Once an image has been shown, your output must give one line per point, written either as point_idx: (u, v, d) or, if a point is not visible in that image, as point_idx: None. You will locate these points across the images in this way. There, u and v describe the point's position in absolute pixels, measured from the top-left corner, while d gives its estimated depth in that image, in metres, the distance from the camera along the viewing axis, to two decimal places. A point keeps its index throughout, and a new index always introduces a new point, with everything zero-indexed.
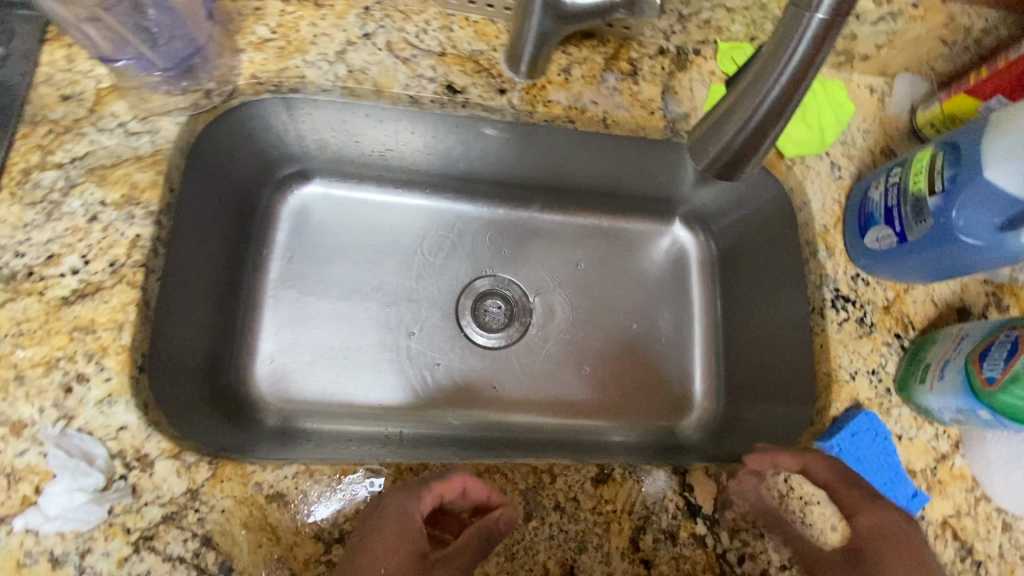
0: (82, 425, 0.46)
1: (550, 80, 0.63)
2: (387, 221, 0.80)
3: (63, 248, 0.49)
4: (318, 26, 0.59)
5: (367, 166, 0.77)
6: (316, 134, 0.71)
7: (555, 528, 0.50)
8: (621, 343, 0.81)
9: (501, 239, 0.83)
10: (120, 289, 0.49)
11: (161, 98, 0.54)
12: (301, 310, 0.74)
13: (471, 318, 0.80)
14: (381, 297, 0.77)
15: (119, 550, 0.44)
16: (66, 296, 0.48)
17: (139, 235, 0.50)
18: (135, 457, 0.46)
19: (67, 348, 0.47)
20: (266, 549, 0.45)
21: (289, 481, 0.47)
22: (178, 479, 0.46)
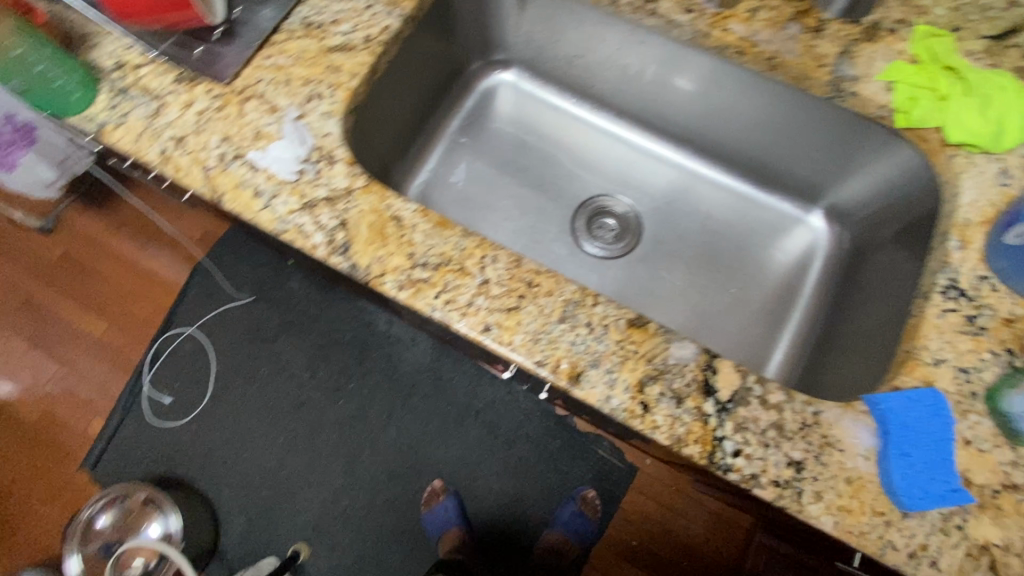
0: (307, 122, 0.66)
1: (736, 14, 0.70)
2: (555, 126, 0.95)
3: (344, 18, 0.71)
4: None
5: (557, 74, 0.93)
6: (527, 29, 0.87)
7: (579, 338, 0.57)
8: (710, 295, 0.86)
9: (639, 174, 0.94)
10: (365, 52, 0.69)
11: None
12: (462, 163, 0.93)
13: (584, 226, 0.91)
14: (525, 180, 0.93)
15: (292, 204, 0.63)
16: (334, 46, 0.69)
17: (390, 24, 0.70)
18: (327, 154, 0.64)
19: (319, 75, 0.68)
20: (375, 246, 0.61)
21: (409, 212, 0.62)
22: (344, 179, 0.64)
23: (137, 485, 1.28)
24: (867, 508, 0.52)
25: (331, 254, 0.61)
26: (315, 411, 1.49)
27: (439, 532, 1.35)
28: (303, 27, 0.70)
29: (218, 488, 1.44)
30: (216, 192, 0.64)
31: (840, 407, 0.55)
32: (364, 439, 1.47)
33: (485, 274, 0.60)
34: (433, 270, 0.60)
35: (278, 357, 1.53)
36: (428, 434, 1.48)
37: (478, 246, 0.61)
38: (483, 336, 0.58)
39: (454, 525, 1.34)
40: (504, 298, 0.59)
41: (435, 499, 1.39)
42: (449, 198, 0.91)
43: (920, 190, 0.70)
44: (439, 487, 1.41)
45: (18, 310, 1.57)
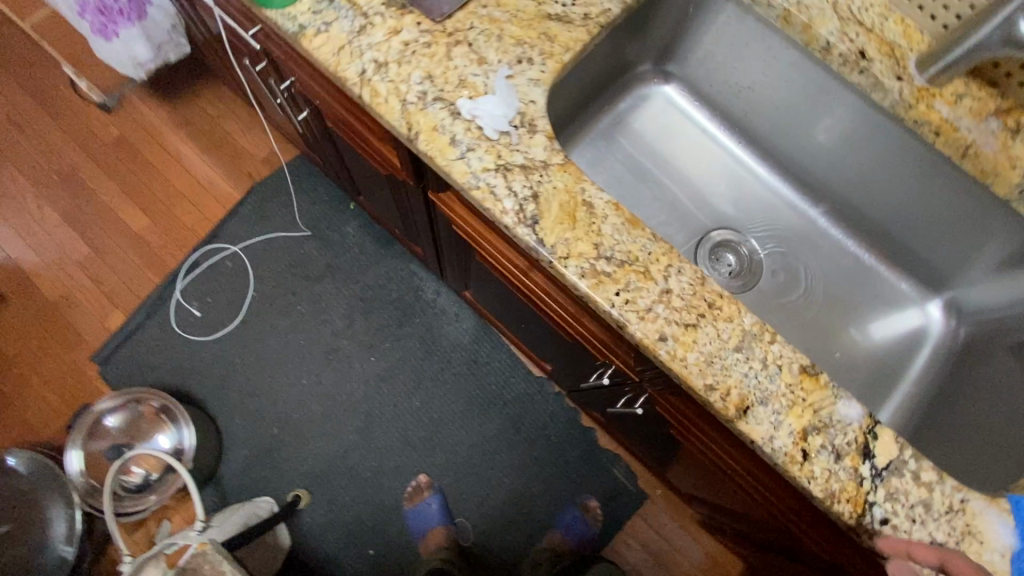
0: (514, 84, 0.64)
1: (941, 93, 0.71)
2: (698, 149, 0.95)
3: None
4: None
5: (717, 99, 0.92)
6: (709, 47, 0.86)
7: (751, 372, 0.57)
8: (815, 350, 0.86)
9: (766, 214, 0.94)
10: (582, 28, 0.67)
11: None
12: (599, 157, 0.91)
13: (706, 253, 0.91)
14: (658, 194, 0.92)
15: (487, 162, 0.60)
16: (552, 14, 0.67)
17: (611, 7, 0.68)
18: (529, 122, 0.62)
19: (533, 39, 0.66)
20: (563, 227, 0.59)
21: (602, 202, 0.61)
22: (543, 151, 0.62)
23: (157, 392, 1.19)
24: None
25: (518, 223, 0.59)
26: (343, 362, 1.45)
27: (423, 528, 1.33)
28: None
29: (228, 415, 1.39)
30: (410, 129, 0.61)
31: (987, 500, 0.55)
32: (386, 402, 1.43)
33: (669, 284, 0.59)
34: (618, 267, 0.59)
35: (318, 298, 1.48)
36: (451, 413, 1.44)
37: (666, 255, 0.60)
38: (659, 346, 0.57)
39: (441, 522, 1.33)
40: (683, 313, 0.58)
41: (419, 495, 1.35)
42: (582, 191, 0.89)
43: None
44: (425, 482, 1.38)
45: (58, 181, 1.49)
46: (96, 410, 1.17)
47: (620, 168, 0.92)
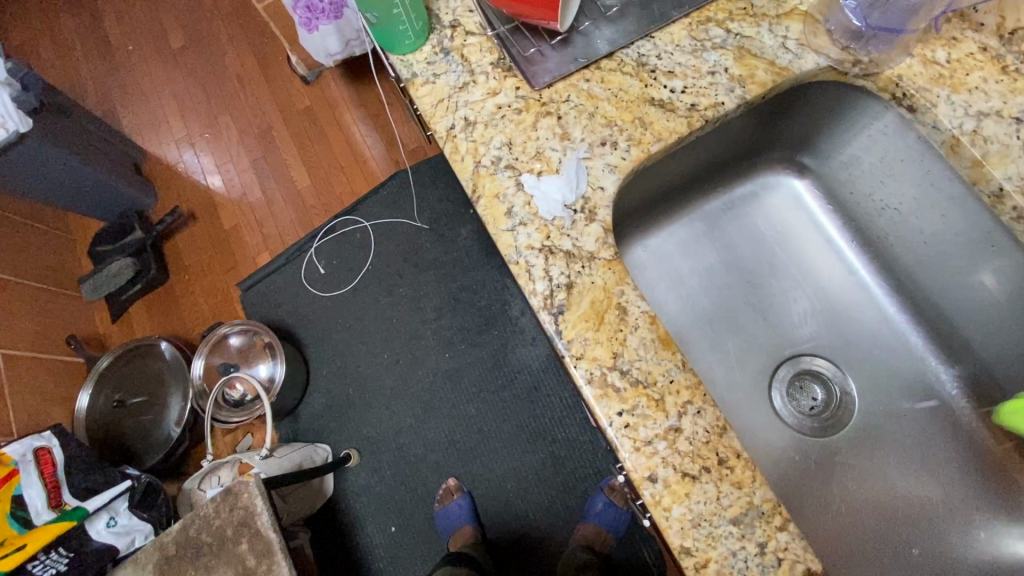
0: (589, 166, 0.62)
1: None
2: (814, 262, 0.82)
3: (680, 74, 0.64)
4: (986, 84, 0.61)
5: (854, 213, 0.79)
6: (860, 152, 0.72)
7: (742, 552, 0.50)
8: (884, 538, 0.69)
9: (876, 355, 0.78)
10: (682, 121, 0.62)
11: (823, 41, 0.63)
12: (692, 236, 0.83)
13: (785, 381, 0.79)
14: (748, 297, 0.82)
15: (535, 240, 0.60)
16: (654, 99, 0.64)
17: (723, 102, 0.62)
18: (590, 209, 0.61)
19: (626, 124, 0.63)
20: (587, 326, 0.57)
21: (638, 310, 0.57)
22: (595, 242, 0.60)
23: (266, 329, 1.40)
24: None
25: (544, 309, 0.59)
26: (421, 350, 1.56)
27: (449, 529, 1.35)
28: (634, 64, 0.65)
29: (318, 364, 1.59)
30: (475, 192, 0.63)
31: None
32: (446, 399, 1.51)
33: (680, 422, 0.54)
34: (630, 385, 0.55)
35: (417, 287, 1.60)
36: (500, 431, 1.47)
37: (688, 388, 0.55)
38: (645, 484, 0.52)
39: (468, 524, 1.34)
40: (685, 459, 0.53)
41: (448, 498, 1.40)
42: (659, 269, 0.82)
43: None
44: (454, 487, 1.42)
45: (257, 134, 1.80)
46: (222, 332, 1.41)
47: (711, 257, 0.83)
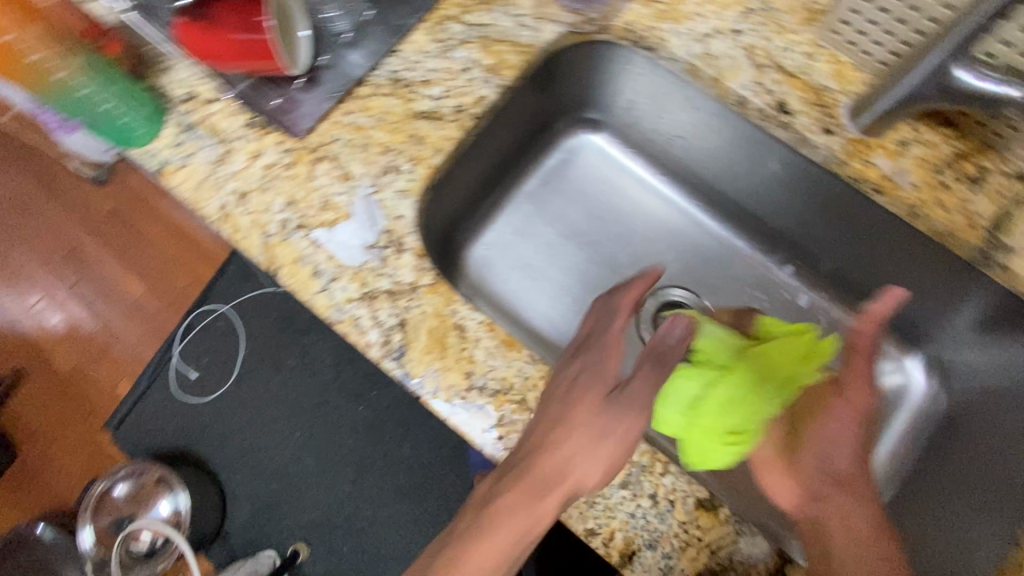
0: (380, 198, 0.60)
1: (883, 145, 0.60)
2: (636, 201, 0.86)
3: (437, 79, 0.64)
4: (700, 7, 0.65)
5: (652, 148, 0.84)
6: (634, 94, 0.76)
7: (641, 510, 0.52)
8: None
9: (717, 265, 0.84)
10: (454, 125, 0.62)
11: (555, 10, 0.66)
12: (522, 217, 0.84)
13: (650, 316, 0.82)
14: (593, 255, 0.84)
15: (351, 291, 0.57)
16: (420, 112, 0.63)
17: (486, 95, 0.63)
18: (397, 241, 0.59)
19: (402, 145, 0.62)
20: (432, 357, 0.56)
21: (475, 323, 0.57)
22: (411, 272, 0.58)
23: (153, 470, 1.30)
24: None
25: (384, 357, 0.56)
26: (333, 413, 1.47)
27: None
28: (390, 83, 0.64)
29: (230, 472, 1.45)
30: (272, 264, 0.59)
31: None
32: (376, 450, 1.45)
33: None
34: (491, 398, 0.55)
35: (304, 351, 1.51)
36: (441, 457, 1.44)
37: (544, 379, 0.55)
38: None
39: None
40: None
41: None
42: (503, 261, 0.83)
43: None
44: None
45: (64, 257, 1.58)
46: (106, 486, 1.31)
47: (546, 231, 0.84)
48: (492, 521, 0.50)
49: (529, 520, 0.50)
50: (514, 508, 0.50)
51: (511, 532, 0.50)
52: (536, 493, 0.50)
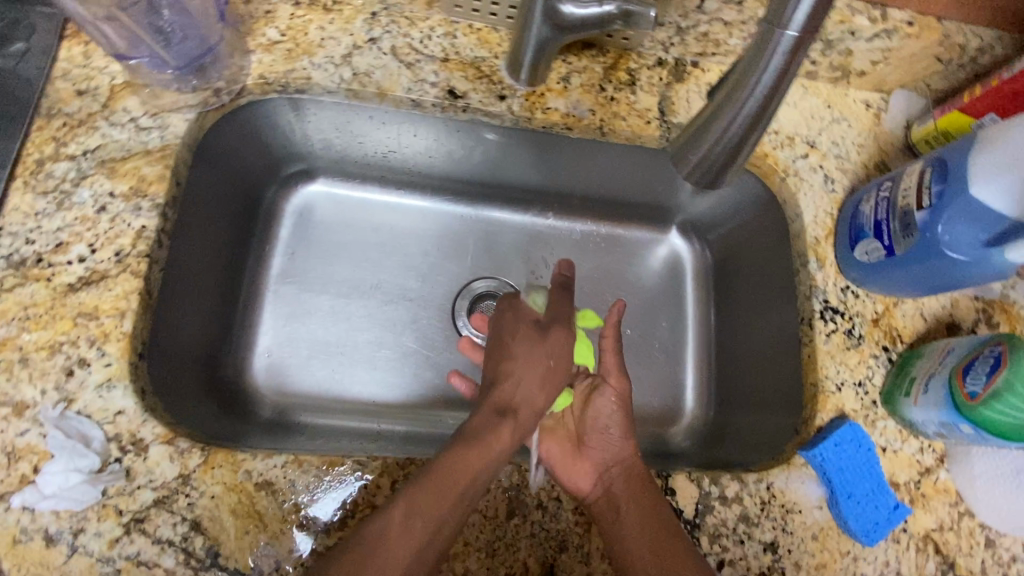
0: (81, 408, 0.48)
1: (549, 88, 0.64)
2: (392, 221, 0.81)
3: (72, 237, 0.51)
4: (325, 29, 0.61)
5: (373, 166, 0.78)
6: (321, 134, 0.70)
7: (537, 525, 0.51)
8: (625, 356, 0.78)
9: (496, 242, 0.83)
10: (125, 278, 0.51)
11: (170, 96, 0.56)
12: (289, 306, 0.74)
13: (468, 318, 0.79)
14: (382, 300, 0.77)
15: (111, 532, 0.45)
16: (73, 283, 0.50)
17: (144, 226, 0.52)
18: (131, 442, 0.48)
19: (71, 332, 0.49)
20: (253, 534, 0.47)
21: (279, 469, 0.49)
22: (171, 464, 0.48)
23: None
24: (836, 553, 0.55)
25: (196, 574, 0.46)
26: None
27: None
28: (12, 268, 0.50)
29: None
30: None
31: (785, 472, 0.57)
32: None
33: None
34: (339, 531, 0.48)
35: None
36: None
37: (381, 474, 0.50)
38: None
39: None
40: None
41: None
42: (296, 356, 0.73)
43: (764, 213, 0.73)
44: None
45: None
46: None
47: (322, 305, 0.75)
48: (406, 516, 0.45)
49: (438, 510, 0.46)
50: (402, 512, 0.45)
51: (431, 486, 0.46)
52: (478, 456, 0.49)
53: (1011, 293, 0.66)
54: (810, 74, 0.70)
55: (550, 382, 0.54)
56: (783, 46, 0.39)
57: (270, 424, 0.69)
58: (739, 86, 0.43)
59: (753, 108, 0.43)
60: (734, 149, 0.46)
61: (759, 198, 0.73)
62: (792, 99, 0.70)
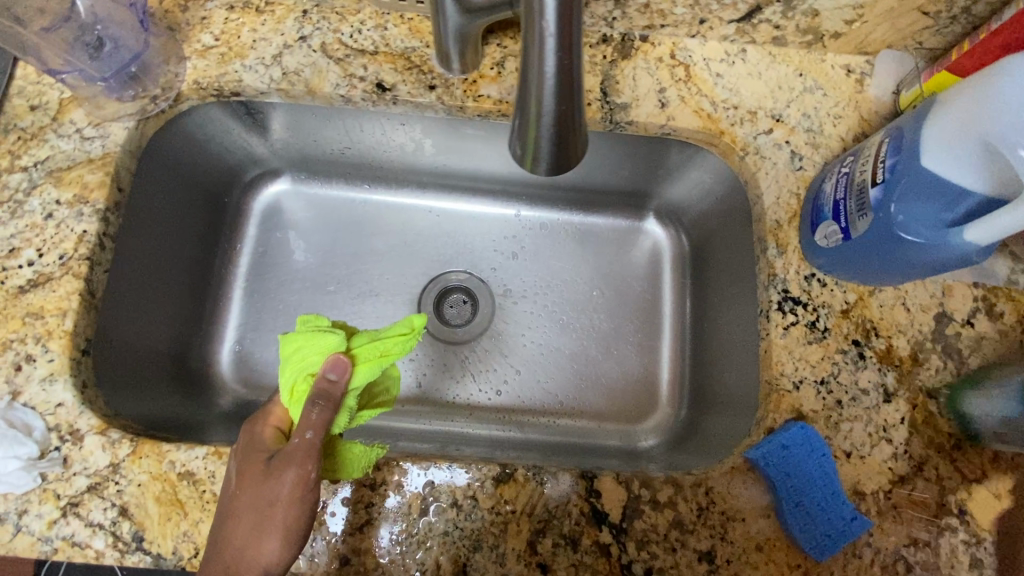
0: (26, 400, 0.51)
1: (483, 74, 0.62)
2: (361, 216, 0.81)
3: (23, 242, 0.55)
4: (258, 31, 0.62)
5: (335, 164, 0.78)
6: (277, 135, 0.72)
7: (451, 524, 0.50)
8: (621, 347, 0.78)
9: (469, 237, 0.82)
10: (67, 280, 0.54)
11: (112, 105, 0.59)
12: (264, 301, 0.76)
13: (433, 313, 0.79)
14: (349, 292, 0.78)
15: (49, 514, 0.49)
16: (23, 286, 0.54)
17: (85, 231, 0.55)
18: (68, 432, 0.51)
19: (20, 331, 0.53)
20: (174, 521, 0.49)
21: (200, 461, 0.51)
22: (103, 453, 0.50)
23: None
24: (784, 566, 0.51)
25: (122, 556, 0.48)
26: None
27: None
28: None
29: None
30: None
31: (727, 475, 0.52)
32: None
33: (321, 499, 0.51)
34: None
35: None
36: None
37: None
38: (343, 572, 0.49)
39: None
40: (350, 517, 0.50)
41: None
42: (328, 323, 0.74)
43: (733, 194, 0.67)
44: None
45: None
46: None
47: (294, 299, 0.76)
48: (233, 495, 0.46)
49: (258, 513, 0.44)
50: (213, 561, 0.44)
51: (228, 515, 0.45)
52: (293, 463, 0.45)
53: (1020, 279, 0.58)
54: (777, 40, 0.63)
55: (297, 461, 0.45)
56: (548, 28, 0.33)
57: (231, 415, 0.71)
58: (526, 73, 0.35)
59: (556, 94, 0.35)
60: (559, 146, 0.38)
61: (729, 179, 0.67)
62: (757, 69, 0.64)
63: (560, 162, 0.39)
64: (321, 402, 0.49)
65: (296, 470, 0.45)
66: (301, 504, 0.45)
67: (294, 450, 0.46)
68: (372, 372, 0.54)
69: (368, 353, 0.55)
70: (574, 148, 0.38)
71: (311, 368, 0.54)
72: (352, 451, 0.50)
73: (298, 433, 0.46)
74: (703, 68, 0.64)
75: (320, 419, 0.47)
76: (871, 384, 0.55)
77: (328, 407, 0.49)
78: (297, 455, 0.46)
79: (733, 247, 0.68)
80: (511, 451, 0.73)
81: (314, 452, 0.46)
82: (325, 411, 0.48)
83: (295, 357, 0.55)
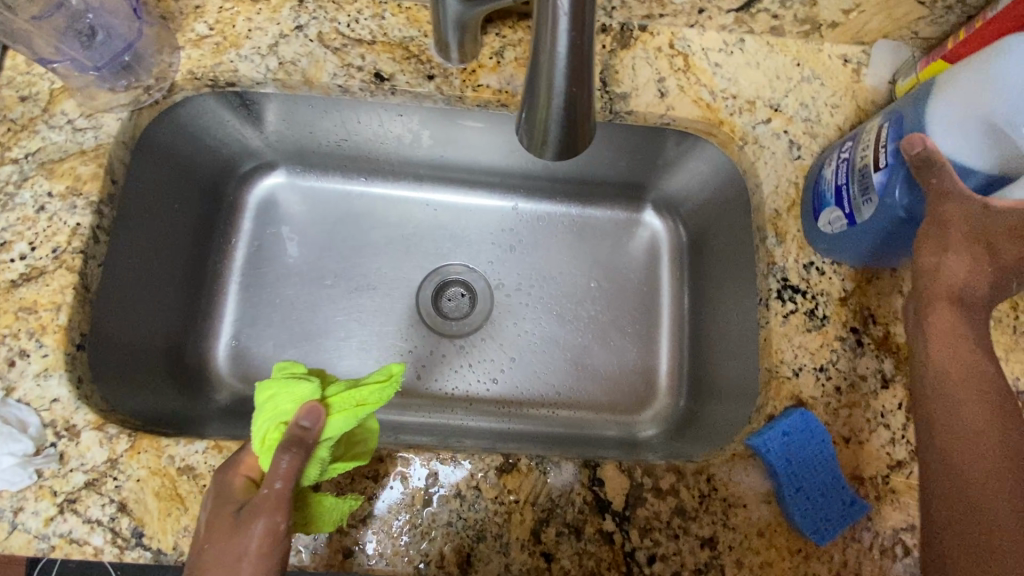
0: (21, 396, 0.50)
1: (481, 64, 0.61)
2: (358, 209, 0.80)
3: (14, 236, 0.54)
4: (253, 20, 0.61)
5: (331, 156, 0.77)
6: (273, 128, 0.71)
7: (455, 515, 0.50)
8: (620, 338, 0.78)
9: (466, 229, 0.82)
10: (61, 273, 0.53)
11: (105, 96, 0.58)
12: (260, 295, 0.75)
13: (431, 306, 0.78)
14: (346, 285, 0.77)
15: (46, 511, 0.48)
16: (15, 280, 0.53)
17: (79, 224, 0.55)
18: (64, 427, 0.50)
19: (13, 325, 0.52)
20: (175, 517, 0.49)
21: (200, 455, 0.50)
22: (101, 448, 0.50)
23: None
24: (785, 551, 0.51)
25: (122, 552, 0.48)
26: None
27: None
28: None
29: None
30: None
31: (729, 462, 0.53)
32: None
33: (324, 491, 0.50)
34: None
35: None
36: None
37: None
38: (347, 564, 0.49)
39: None
40: (352, 509, 0.50)
41: None
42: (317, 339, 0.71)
43: (729, 185, 0.67)
44: None
45: None
46: None
47: (291, 293, 0.76)
48: (199, 548, 0.42)
49: (227, 565, 0.41)
50: None
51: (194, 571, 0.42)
52: (263, 513, 0.42)
53: None
54: (775, 30, 0.64)
55: (266, 510, 0.42)
56: (562, 6, 0.33)
57: (228, 410, 0.70)
58: (536, 57, 0.36)
59: (566, 73, 0.35)
60: (567, 130, 0.38)
61: (726, 171, 0.67)
62: (754, 58, 0.64)
63: (567, 147, 0.39)
64: (292, 448, 0.44)
65: (264, 521, 0.42)
66: (267, 559, 0.41)
67: (262, 499, 0.42)
68: (346, 422, 0.48)
69: (344, 402, 0.49)
70: (583, 132, 0.38)
71: (282, 417, 0.49)
72: (324, 502, 0.47)
73: (264, 484, 0.42)
74: (701, 57, 0.64)
75: (290, 467, 0.43)
76: (869, 371, 0.56)
77: (300, 455, 0.44)
78: (265, 506, 0.42)
79: (729, 238, 0.68)
80: (512, 442, 0.73)
81: (284, 502, 0.42)
82: (295, 459, 0.43)
83: (267, 406, 0.50)
